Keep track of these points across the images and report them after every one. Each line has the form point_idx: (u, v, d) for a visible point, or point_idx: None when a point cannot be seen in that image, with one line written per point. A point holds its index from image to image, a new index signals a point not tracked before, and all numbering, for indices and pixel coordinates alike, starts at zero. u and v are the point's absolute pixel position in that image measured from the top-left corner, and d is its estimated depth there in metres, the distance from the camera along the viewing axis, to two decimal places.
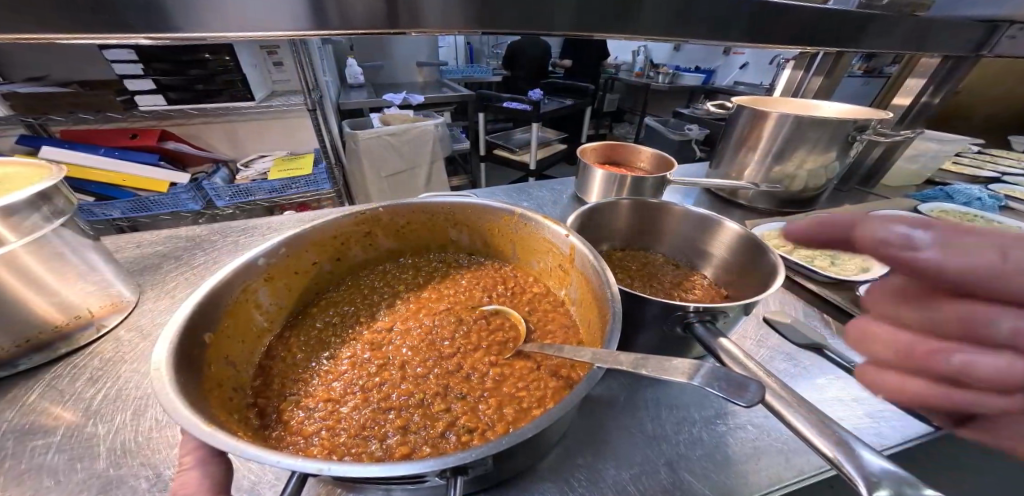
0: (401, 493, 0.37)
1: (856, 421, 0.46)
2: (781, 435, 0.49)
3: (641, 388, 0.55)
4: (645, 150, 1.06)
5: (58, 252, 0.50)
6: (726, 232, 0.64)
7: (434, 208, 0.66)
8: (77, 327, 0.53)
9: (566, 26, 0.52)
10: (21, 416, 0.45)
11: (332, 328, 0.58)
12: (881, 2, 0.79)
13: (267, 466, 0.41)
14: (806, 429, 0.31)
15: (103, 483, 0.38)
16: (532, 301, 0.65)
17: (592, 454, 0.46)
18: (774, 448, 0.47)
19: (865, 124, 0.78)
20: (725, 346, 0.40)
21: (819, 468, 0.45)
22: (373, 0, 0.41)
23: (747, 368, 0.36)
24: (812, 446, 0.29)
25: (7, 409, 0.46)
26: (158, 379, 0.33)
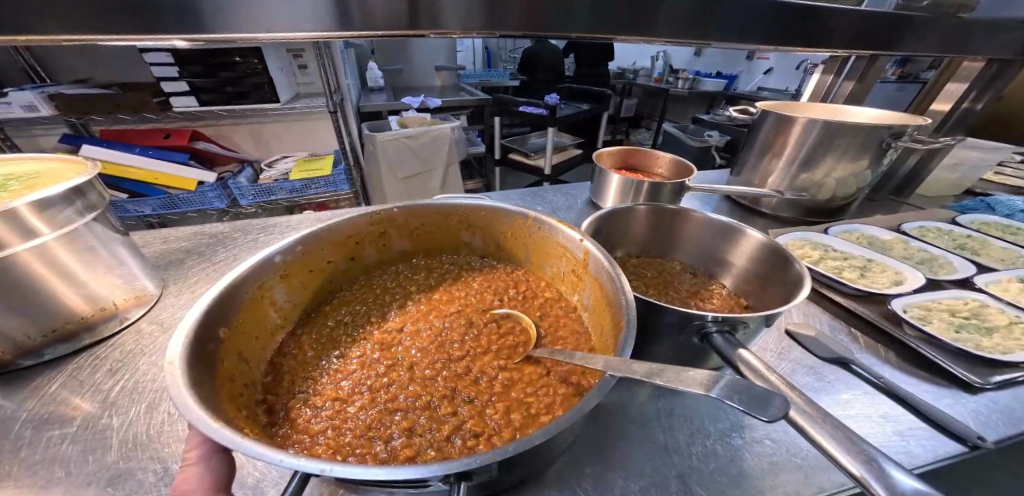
0: None
1: (883, 439, 0.44)
2: (802, 452, 0.46)
3: (654, 399, 0.53)
4: (663, 155, 1.04)
5: (91, 245, 0.53)
6: (748, 239, 0.62)
7: (449, 210, 0.66)
8: (102, 318, 0.56)
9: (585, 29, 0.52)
10: (43, 405, 0.47)
11: (344, 327, 0.58)
12: (921, 2, 0.73)
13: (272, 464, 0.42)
14: (830, 445, 0.29)
15: (114, 474, 0.39)
16: (544, 306, 0.64)
17: (599, 463, 0.45)
18: (794, 464, 0.44)
19: (900, 130, 0.75)
20: (745, 357, 0.38)
21: (843, 487, 0.42)
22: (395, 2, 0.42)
23: (766, 381, 0.34)
24: (838, 464, 0.27)
25: (30, 398, 0.47)
26: (171, 372, 0.33)
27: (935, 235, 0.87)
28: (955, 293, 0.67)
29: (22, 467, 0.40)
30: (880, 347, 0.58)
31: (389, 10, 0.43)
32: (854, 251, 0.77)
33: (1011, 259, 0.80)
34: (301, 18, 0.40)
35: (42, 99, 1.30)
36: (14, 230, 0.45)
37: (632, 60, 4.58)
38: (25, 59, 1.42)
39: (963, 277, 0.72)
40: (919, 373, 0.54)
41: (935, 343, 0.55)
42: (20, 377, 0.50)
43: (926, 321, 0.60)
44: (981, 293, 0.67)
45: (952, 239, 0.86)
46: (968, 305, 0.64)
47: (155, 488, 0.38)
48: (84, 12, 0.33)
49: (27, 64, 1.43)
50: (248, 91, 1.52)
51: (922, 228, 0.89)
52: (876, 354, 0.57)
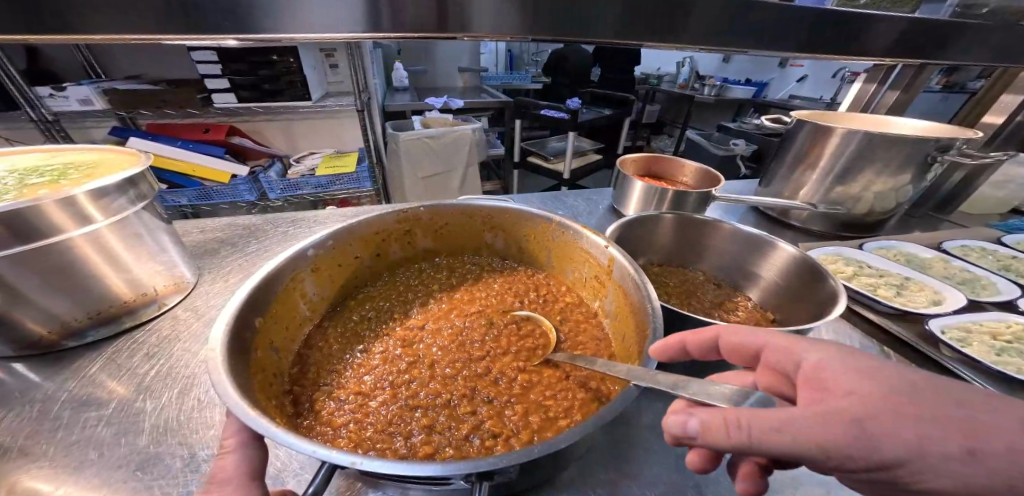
0: (419, 492, 0.37)
1: None
2: (826, 470, 0.45)
3: (672, 407, 0.52)
4: (689, 164, 1.02)
5: (138, 233, 0.56)
6: (779, 253, 0.60)
7: (474, 211, 0.66)
8: (143, 304, 0.59)
9: (610, 34, 0.51)
10: (81, 387, 0.49)
11: (368, 322, 0.59)
12: (980, 9, 0.71)
13: (294, 454, 0.43)
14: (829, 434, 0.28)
15: (144, 458, 0.41)
16: (564, 311, 0.63)
17: (615, 469, 0.44)
18: (816, 480, 0.43)
19: (949, 143, 0.72)
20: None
21: None
22: (425, 5, 0.43)
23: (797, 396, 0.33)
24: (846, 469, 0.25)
25: (72, 379, 0.50)
26: (212, 358, 0.35)
27: (979, 255, 0.82)
28: (998, 316, 0.64)
29: (61, 446, 0.42)
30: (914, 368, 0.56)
31: (429, 12, 0.43)
32: (890, 268, 0.74)
33: None
34: (345, 21, 0.41)
35: (93, 91, 1.39)
36: (71, 216, 0.48)
37: (657, 66, 4.51)
38: (84, 56, 1.53)
39: (1007, 299, 0.69)
40: None
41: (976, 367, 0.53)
42: (66, 356, 0.53)
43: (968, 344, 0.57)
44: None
45: (998, 260, 0.81)
46: (1014, 328, 0.61)
47: (181, 475, 0.40)
48: (139, 14, 0.35)
49: (85, 60, 1.53)
50: (283, 89, 1.58)
51: (965, 246, 0.85)
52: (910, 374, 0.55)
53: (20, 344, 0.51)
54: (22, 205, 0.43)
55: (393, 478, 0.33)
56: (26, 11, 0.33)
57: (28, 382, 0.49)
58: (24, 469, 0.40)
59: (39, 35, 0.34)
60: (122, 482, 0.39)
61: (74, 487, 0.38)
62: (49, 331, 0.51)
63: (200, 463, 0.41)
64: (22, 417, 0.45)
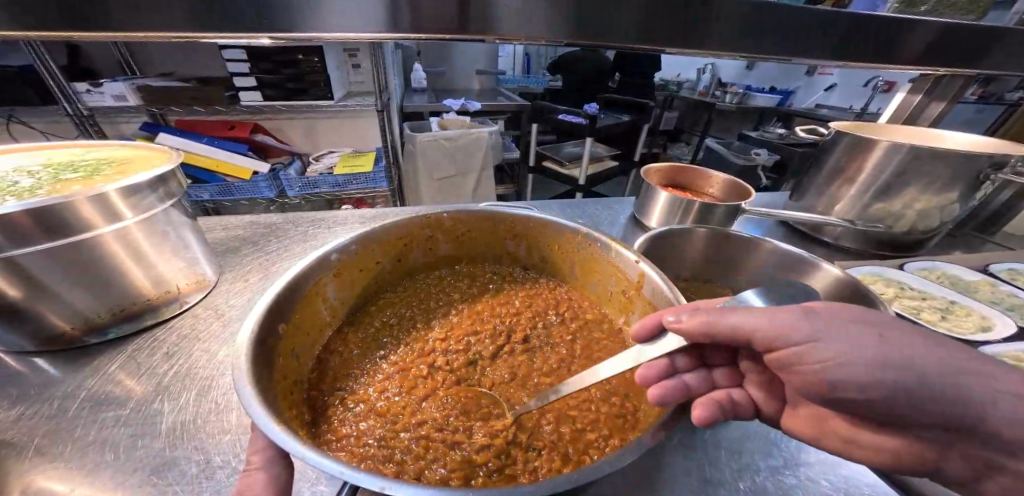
0: None
1: None
2: None
3: (700, 426, 0.50)
4: (717, 175, 0.99)
5: (166, 230, 0.56)
6: (819, 274, 0.58)
7: (498, 219, 0.65)
8: (165, 301, 0.59)
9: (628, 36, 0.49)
10: (100, 385, 0.49)
11: (388, 328, 0.58)
12: None
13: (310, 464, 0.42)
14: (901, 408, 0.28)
15: (159, 462, 0.41)
16: (587, 327, 0.61)
17: (641, 490, 0.42)
18: None
19: (1003, 161, 0.72)
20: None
21: None
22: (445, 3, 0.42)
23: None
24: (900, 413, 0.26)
25: (91, 376, 0.50)
26: (237, 364, 0.34)
27: None
28: None
29: (78, 446, 0.42)
30: None
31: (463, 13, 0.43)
32: (933, 290, 0.69)
33: None
34: (376, 22, 0.41)
35: (129, 89, 1.43)
36: (102, 213, 0.48)
37: (677, 72, 4.46)
38: (121, 53, 1.57)
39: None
40: None
41: None
42: (86, 353, 0.53)
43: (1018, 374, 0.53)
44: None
45: None
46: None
47: (193, 482, 0.39)
48: (171, 10, 0.35)
49: (122, 57, 1.57)
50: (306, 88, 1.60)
51: (1014, 270, 0.76)
52: None
53: (44, 338, 0.51)
54: (56, 201, 0.43)
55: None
56: (67, 4, 0.33)
57: (49, 378, 0.49)
58: (39, 468, 0.40)
59: (83, 31, 0.34)
60: (135, 487, 0.38)
61: (90, 489, 0.38)
62: (71, 326, 0.52)
63: (215, 469, 0.40)
64: (41, 414, 0.45)
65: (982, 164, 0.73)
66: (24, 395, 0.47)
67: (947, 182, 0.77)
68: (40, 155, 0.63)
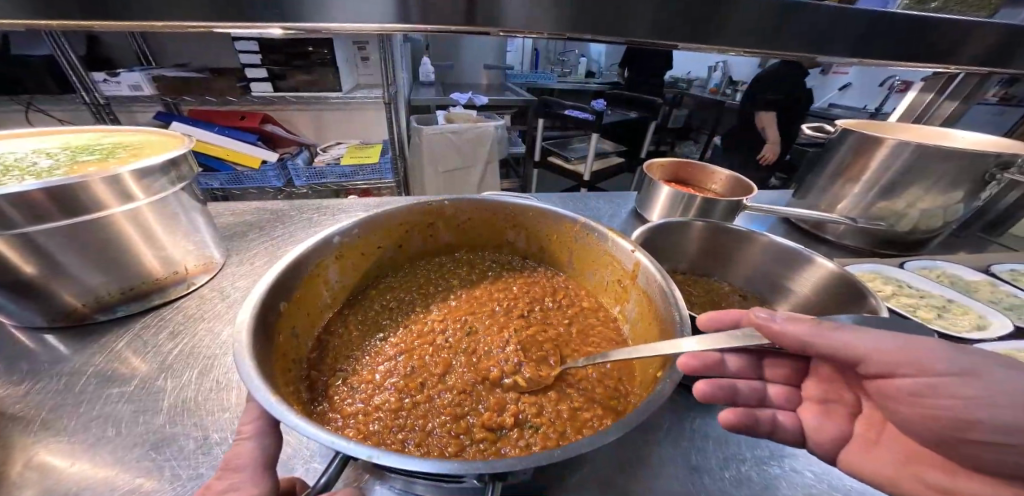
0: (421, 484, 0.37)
1: None
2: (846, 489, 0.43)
3: (689, 416, 0.50)
4: (719, 171, 0.99)
5: (174, 212, 0.58)
6: (814, 269, 0.57)
7: (497, 208, 0.66)
8: (173, 282, 0.61)
9: (638, 34, 0.49)
10: (107, 362, 0.51)
11: (387, 311, 0.60)
12: None
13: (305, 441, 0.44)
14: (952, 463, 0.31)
15: (161, 437, 0.43)
16: (582, 315, 0.62)
17: (624, 477, 0.43)
18: None
19: (1009, 160, 0.71)
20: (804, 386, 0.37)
21: None
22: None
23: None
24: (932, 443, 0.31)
25: (99, 354, 0.52)
26: (239, 338, 0.36)
27: None
28: None
29: (85, 419, 0.44)
30: None
31: (462, 5, 0.43)
32: (932, 289, 0.69)
33: None
34: (375, 15, 0.42)
35: (146, 79, 1.46)
36: (116, 194, 0.50)
37: (688, 69, 4.42)
38: (139, 44, 1.61)
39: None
40: None
41: None
42: (96, 330, 0.56)
43: None
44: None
45: None
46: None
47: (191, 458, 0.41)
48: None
49: (139, 47, 1.61)
50: (316, 79, 1.63)
51: (1015, 271, 0.75)
52: None
53: (55, 315, 0.53)
54: (75, 181, 0.45)
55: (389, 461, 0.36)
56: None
57: (58, 354, 0.52)
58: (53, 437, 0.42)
59: (97, 20, 0.36)
60: (139, 459, 0.41)
61: (102, 455, 0.41)
62: (82, 304, 0.54)
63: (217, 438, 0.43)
64: (50, 388, 0.47)
65: (988, 164, 0.73)
66: (34, 371, 0.49)
67: (952, 182, 0.76)
68: (55, 140, 0.65)
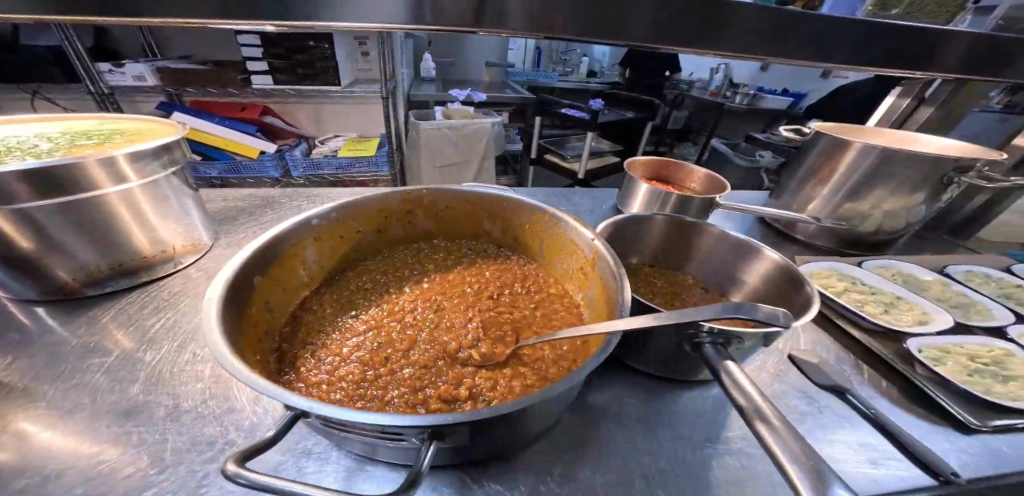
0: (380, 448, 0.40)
1: (851, 467, 0.46)
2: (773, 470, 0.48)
3: (638, 406, 0.55)
4: (697, 170, 1.03)
5: (166, 195, 0.62)
6: (762, 260, 0.61)
7: (471, 198, 0.70)
8: (161, 260, 0.65)
9: (639, 35, 0.52)
10: (94, 335, 0.55)
11: (362, 291, 0.64)
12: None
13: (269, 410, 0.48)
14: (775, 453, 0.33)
15: (134, 404, 0.47)
16: (548, 300, 0.66)
17: (567, 457, 0.47)
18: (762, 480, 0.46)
19: (966, 164, 0.74)
20: (729, 368, 0.43)
21: None
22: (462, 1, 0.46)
23: (779, 443, 0.33)
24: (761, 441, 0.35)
25: (87, 327, 0.57)
26: (209, 303, 0.39)
27: (982, 281, 0.75)
28: (982, 339, 0.61)
29: (63, 388, 0.48)
30: (883, 382, 0.58)
31: (457, 8, 0.47)
32: (885, 286, 0.72)
33: None
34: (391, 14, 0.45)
35: (150, 71, 1.51)
36: (110, 176, 0.54)
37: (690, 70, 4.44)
38: (145, 37, 1.66)
39: (996, 326, 0.64)
40: (920, 415, 0.53)
41: (947, 386, 0.54)
42: (86, 305, 0.60)
43: (939, 364, 0.57)
44: (1009, 342, 0.61)
45: (999, 287, 0.74)
46: (996, 353, 0.59)
47: (160, 423, 0.45)
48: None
49: (147, 41, 1.66)
50: (316, 73, 1.67)
51: (969, 271, 0.78)
52: (876, 387, 0.57)
53: (48, 289, 0.58)
54: (72, 161, 0.49)
55: (332, 428, 0.36)
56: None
57: (50, 326, 0.56)
58: (32, 403, 0.46)
59: (101, 17, 0.40)
60: (109, 425, 0.44)
61: (79, 419, 0.45)
62: (73, 278, 0.58)
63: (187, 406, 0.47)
64: (40, 356, 0.52)
65: (946, 167, 0.76)
66: (28, 340, 0.54)
67: (912, 185, 0.79)
68: (56, 125, 0.69)
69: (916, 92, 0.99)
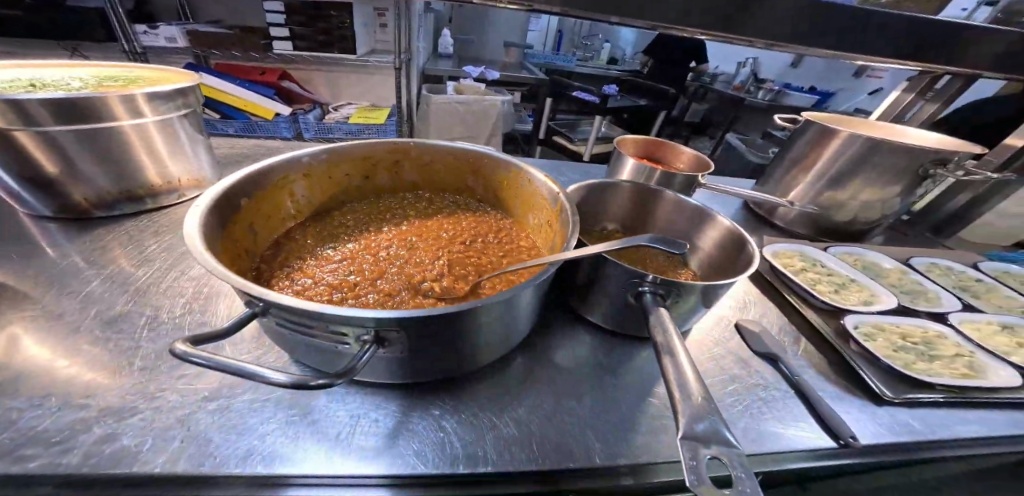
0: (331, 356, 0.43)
1: (765, 417, 0.50)
2: None
3: (582, 356, 0.58)
4: (685, 151, 1.05)
5: (177, 134, 0.69)
6: (716, 226, 0.65)
7: (451, 154, 0.74)
8: (166, 191, 0.73)
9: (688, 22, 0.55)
10: (104, 250, 0.63)
11: (345, 229, 0.70)
12: None
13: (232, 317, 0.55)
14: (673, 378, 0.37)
15: (119, 315, 0.53)
16: (516, 251, 0.70)
17: (502, 390, 0.51)
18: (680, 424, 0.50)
19: (943, 157, 0.75)
20: (660, 314, 0.46)
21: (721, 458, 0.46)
22: None
23: (678, 371, 0.37)
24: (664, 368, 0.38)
25: (96, 243, 0.64)
26: (194, 208, 0.45)
27: (943, 273, 0.77)
28: (920, 321, 0.64)
29: (67, 289, 0.55)
30: (817, 353, 0.61)
31: None
32: (842, 269, 0.75)
33: (1015, 309, 0.70)
34: None
35: (183, 35, 1.59)
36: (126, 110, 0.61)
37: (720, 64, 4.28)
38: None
39: (941, 312, 0.67)
40: (841, 382, 0.56)
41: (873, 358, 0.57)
42: (99, 226, 0.68)
43: (871, 339, 0.60)
44: (947, 326, 0.64)
45: (959, 280, 0.76)
46: (929, 334, 0.62)
47: (140, 329, 0.52)
48: None
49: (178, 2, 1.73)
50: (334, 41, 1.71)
51: (932, 264, 0.79)
52: (809, 356, 0.60)
53: (65, 206, 0.66)
54: (97, 94, 0.56)
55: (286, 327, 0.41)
56: None
57: (67, 240, 0.64)
58: (31, 304, 0.52)
59: None
60: (91, 330, 0.50)
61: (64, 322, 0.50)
62: (87, 200, 0.66)
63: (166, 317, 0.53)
64: (57, 262, 0.59)
65: (923, 160, 0.76)
66: (49, 248, 0.62)
67: (889, 175, 0.80)
68: (85, 71, 0.76)
69: (924, 86, 0.98)
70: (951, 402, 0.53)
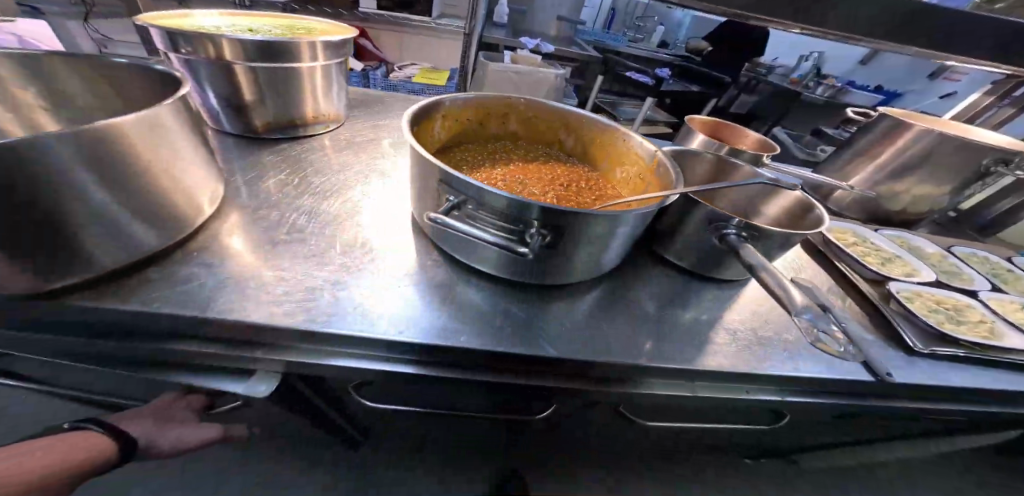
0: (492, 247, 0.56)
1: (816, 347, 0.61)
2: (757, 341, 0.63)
3: (661, 287, 0.70)
4: (750, 133, 1.13)
5: (332, 75, 0.82)
6: (786, 195, 0.75)
7: (555, 111, 0.85)
8: (314, 123, 0.87)
9: None
10: (270, 163, 0.77)
11: (463, 164, 0.81)
12: None
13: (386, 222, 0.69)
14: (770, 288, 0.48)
15: (307, 213, 0.67)
16: (605, 197, 0.81)
17: (603, 303, 0.64)
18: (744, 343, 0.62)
19: (1004, 157, 0.82)
20: (748, 251, 0.57)
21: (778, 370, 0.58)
22: None
23: (780, 282, 0.48)
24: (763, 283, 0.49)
25: (262, 157, 0.78)
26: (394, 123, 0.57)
27: (980, 262, 0.86)
28: (954, 295, 0.74)
29: (258, 190, 0.69)
30: (860, 310, 0.72)
31: None
32: (890, 249, 0.84)
33: None
34: None
35: None
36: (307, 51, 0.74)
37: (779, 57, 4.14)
38: None
39: (973, 290, 0.77)
40: (878, 332, 0.67)
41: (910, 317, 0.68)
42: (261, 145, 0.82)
43: (911, 302, 0.70)
44: (978, 301, 0.74)
45: (994, 269, 0.85)
46: (959, 305, 0.72)
47: (321, 222, 0.66)
48: None
49: None
50: None
51: (971, 253, 0.88)
52: (853, 312, 0.71)
53: (244, 128, 0.80)
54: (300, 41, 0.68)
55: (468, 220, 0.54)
56: None
57: (240, 152, 0.78)
58: (238, 197, 0.66)
59: None
60: (288, 220, 0.64)
61: (270, 216, 0.64)
62: (263, 125, 0.80)
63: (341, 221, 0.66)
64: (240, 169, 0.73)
65: (984, 158, 0.83)
66: (230, 158, 0.76)
67: (947, 170, 0.88)
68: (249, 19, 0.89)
69: (1002, 92, 1.02)
70: (972, 356, 0.64)
